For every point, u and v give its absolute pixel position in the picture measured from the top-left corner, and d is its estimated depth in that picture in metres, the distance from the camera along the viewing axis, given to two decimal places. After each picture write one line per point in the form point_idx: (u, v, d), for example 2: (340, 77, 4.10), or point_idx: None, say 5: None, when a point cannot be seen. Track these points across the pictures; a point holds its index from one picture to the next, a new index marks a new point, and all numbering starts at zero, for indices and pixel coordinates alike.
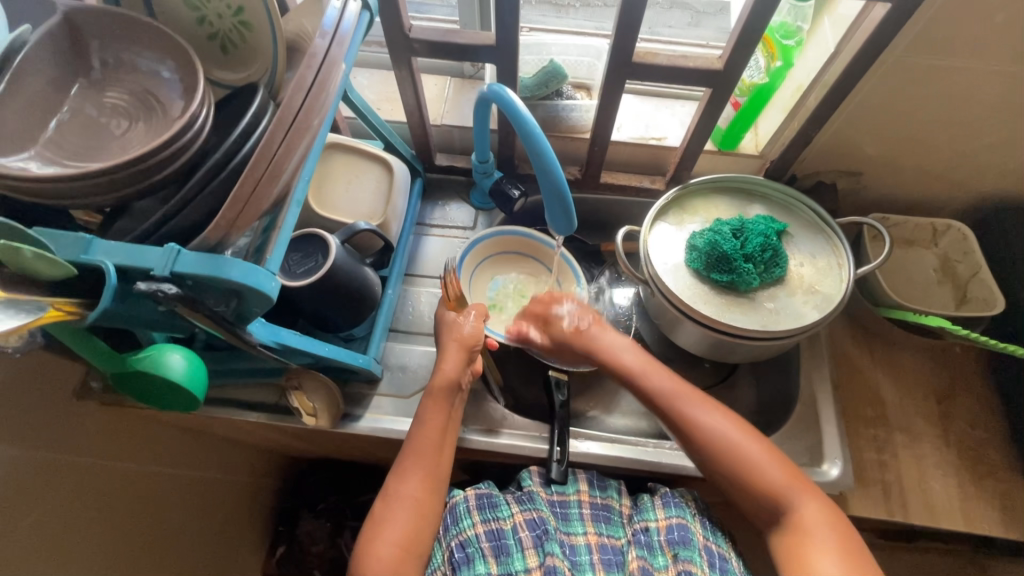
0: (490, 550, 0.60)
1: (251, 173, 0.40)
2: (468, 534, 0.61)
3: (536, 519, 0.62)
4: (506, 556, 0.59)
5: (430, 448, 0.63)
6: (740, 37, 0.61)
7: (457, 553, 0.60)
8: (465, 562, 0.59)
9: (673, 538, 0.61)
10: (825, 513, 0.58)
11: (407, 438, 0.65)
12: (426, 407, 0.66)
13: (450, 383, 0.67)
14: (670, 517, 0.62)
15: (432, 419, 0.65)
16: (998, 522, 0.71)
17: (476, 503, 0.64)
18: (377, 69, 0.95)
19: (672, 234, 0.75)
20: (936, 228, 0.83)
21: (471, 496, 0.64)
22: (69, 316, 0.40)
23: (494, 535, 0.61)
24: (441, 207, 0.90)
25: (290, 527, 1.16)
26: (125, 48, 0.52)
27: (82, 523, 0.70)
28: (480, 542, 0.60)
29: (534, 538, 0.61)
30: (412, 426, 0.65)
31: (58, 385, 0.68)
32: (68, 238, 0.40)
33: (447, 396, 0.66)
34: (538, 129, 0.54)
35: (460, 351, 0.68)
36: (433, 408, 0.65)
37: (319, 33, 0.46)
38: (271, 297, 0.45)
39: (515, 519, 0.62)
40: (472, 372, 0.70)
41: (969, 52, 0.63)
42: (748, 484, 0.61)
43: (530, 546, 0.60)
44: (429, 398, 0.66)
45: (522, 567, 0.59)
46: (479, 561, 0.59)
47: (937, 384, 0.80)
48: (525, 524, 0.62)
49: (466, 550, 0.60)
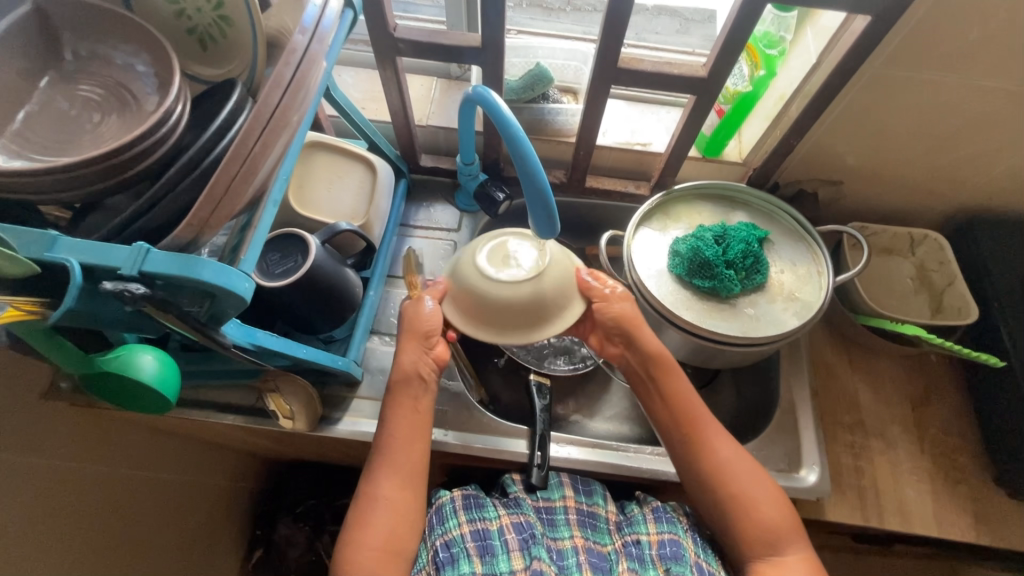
0: (475, 550, 0.59)
1: (224, 171, 0.39)
2: (453, 534, 0.60)
3: (523, 523, 0.62)
4: (491, 556, 0.58)
5: (402, 448, 0.61)
6: (724, 46, 0.61)
7: (442, 553, 0.59)
8: (449, 562, 0.58)
9: (665, 553, 0.60)
10: (806, 564, 0.57)
11: (376, 437, 0.63)
12: (392, 409, 0.63)
13: (405, 375, 0.63)
14: (661, 532, 0.61)
15: (399, 418, 0.62)
16: (968, 527, 0.72)
17: (463, 503, 0.63)
18: (362, 68, 0.94)
19: (656, 240, 0.75)
20: (914, 238, 0.84)
21: (458, 497, 0.64)
22: (30, 315, 0.39)
23: (480, 535, 0.60)
24: (425, 208, 0.90)
25: (268, 531, 1.13)
26: (98, 40, 0.50)
27: (50, 529, 0.68)
28: (465, 542, 0.59)
29: (521, 540, 0.60)
30: (379, 428, 0.63)
31: (26, 385, 0.66)
32: (32, 234, 0.39)
33: (409, 388, 0.63)
34: (521, 133, 0.52)
35: (414, 339, 0.62)
36: (397, 406, 0.63)
37: (298, 30, 0.45)
38: (244, 298, 0.44)
39: (502, 520, 0.62)
40: (436, 361, 0.64)
41: (946, 66, 0.64)
42: (761, 538, 0.58)
43: (516, 549, 0.59)
44: (391, 397, 0.63)
45: (507, 568, 0.58)
46: (464, 561, 0.58)
47: (912, 391, 0.81)
48: (512, 527, 0.61)
49: (452, 550, 0.59)
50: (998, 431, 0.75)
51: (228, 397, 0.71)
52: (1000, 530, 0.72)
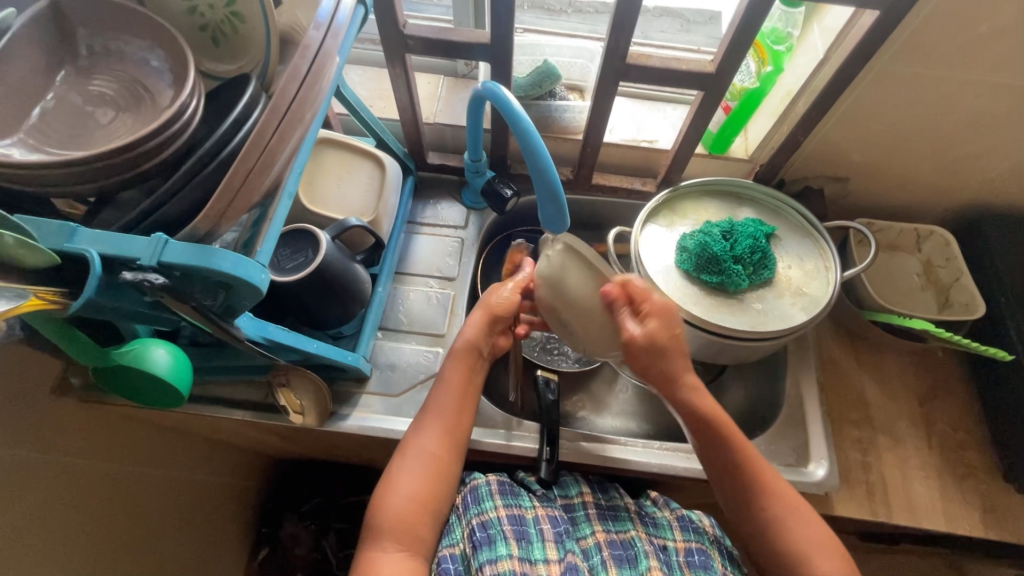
0: (512, 533, 0.58)
1: (242, 163, 0.39)
2: (490, 516, 0.59)
3: (557, 517, 0.62)
4: (528, 541, 0.58)
5: (452, 410, 0.63)
6: (733, 41, 0.61)
7: (478, 532, 0.58)
8: (486, 542, 0.57)
9: (693, 560, 0.60)
10: None
11: (426, 398, 0.65)
12: (446, 369, 0.65)
13: (468, 346, 0.66)
14: (689, 540, 0.62)
15: (454, 379, 0.65)
16: (977, 522, 0.72)
17: (500, 489, 0.63)
18: (370, 67, 0.94)
19: (663, 236, 0.75)
20: (920, 234, 0.85)
21: (494, 482, 0.64)
22: (51, 305, 0.39)
23: (516, 519, 0.60)
24: (432, 206, 0.90)
25: (273, 529, 1.13)
26: (113, 35, 0.51)
27: (60, 525, 0.68)
28: (502, 525, 0.59)
29: (555, 533, 0.60)
30: (432, 388, 0.65)
31: (37, 380, 0.67)
32: (52, 225, 0.39)
33: (468, 360, 0.66)
34: (532, 128, 0.54)
35: (486, 316, 0.66)
36: (454, 372, 0.65)
37: (313, 25, 0.45)
38: (260, 290, 0.44)
39: (537, 510, 0.62)
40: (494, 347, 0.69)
41: (952, 61, 0.65)
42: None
43: (550, 539, 0.59)
44: (451, 359, 0.66)
45: (541, 557, 0.57)
46: (501, 542, 0.57)
47: (920, 387, 0.82)
48: (547, 518, 0.61)
49: (488, 530, 0.58)
50: (1006, 427, 0.75)
51: (238, 393, 0.71)
52: (1010, 525, 0.72)
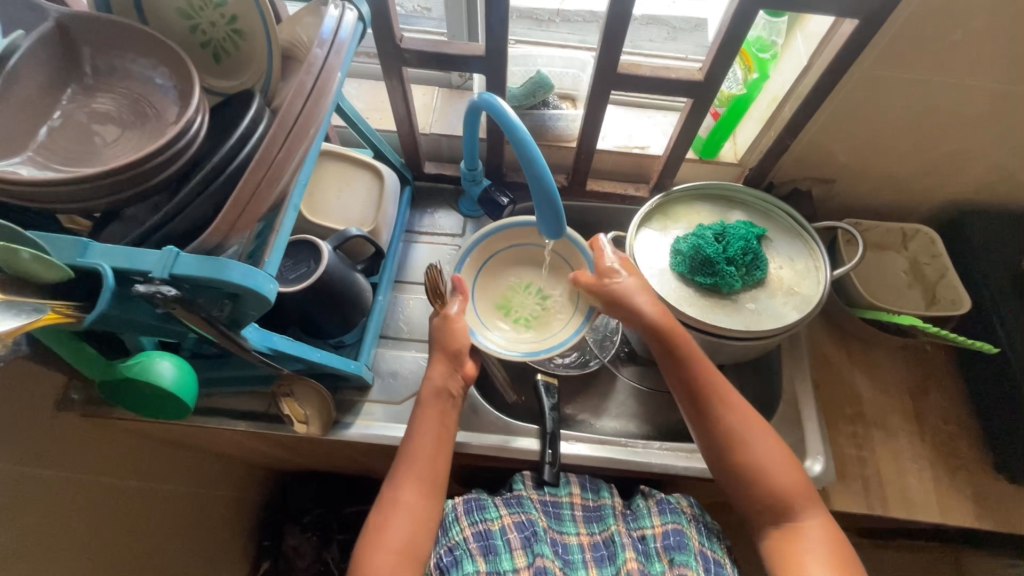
0: (478, 549, 0.61)
1: (251, 175, 0.40)
2: (456, 539, 0.62)
3: (525, 521, 0.63)
4: (494, 555, 0.60)
5: (425, 454, 0.63)
6: (720, 49, 0.63)
7: (445, 557, 0.61)
8: (454, 565, 0.60)
9: (669, 543, 0.61)
10: (821, 522, 0.60)
11: (401, 446, 0.66)
12: (417, 419, 0.66)
13: (436, 390, 0.67)
14: (666, 522, 0.63)
15: (425, 427, 0.65)
16: (970, 512, 0.74)
17: (465, 508, 0.64)
18: (366, 79, 0.96)
19: (656, 240, 0.77)
20: (906, 232, 0.87)
21: (460, 503, 0.65)
22: (67, 319, 0.40)
23: (482, 535, 0.62)
24: (429, 215, 0.91)
25: (275, 543, 1.13)
26: (117, 53, 0.52)
27: (64, 542, 0.68)
28: (468, 544, 0.61)
29: (523, 538, 0.61)
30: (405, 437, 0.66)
31: (41, 396, 0.67)
32: (64, 240, 0.40)
33: (438, 402, 0.66)
34: (528, 136, 0.55)
35: (445, 358, 0.68)
36: (426, 418, 0.65)
37: (317, 42, 0.46)
38: (268, 299, 0.45)
39: (504, 520, 0.63)
40: (465, 378, 0.69)
41: (930, 66, 0.67)
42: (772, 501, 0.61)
43: (518, 547, 0.60)
44: (422, 408, 0.66)
45: (511, 567, 0.59)
46: (467, 561, 0.60)
47: (911, 382, 0.83)
48: (514, 525, 0.62)
49: (455, 553, 0.61)
50: (996, 418, 0.77)
51: (241, 404, 0.72)
52: (1002, 515, 0.74)
